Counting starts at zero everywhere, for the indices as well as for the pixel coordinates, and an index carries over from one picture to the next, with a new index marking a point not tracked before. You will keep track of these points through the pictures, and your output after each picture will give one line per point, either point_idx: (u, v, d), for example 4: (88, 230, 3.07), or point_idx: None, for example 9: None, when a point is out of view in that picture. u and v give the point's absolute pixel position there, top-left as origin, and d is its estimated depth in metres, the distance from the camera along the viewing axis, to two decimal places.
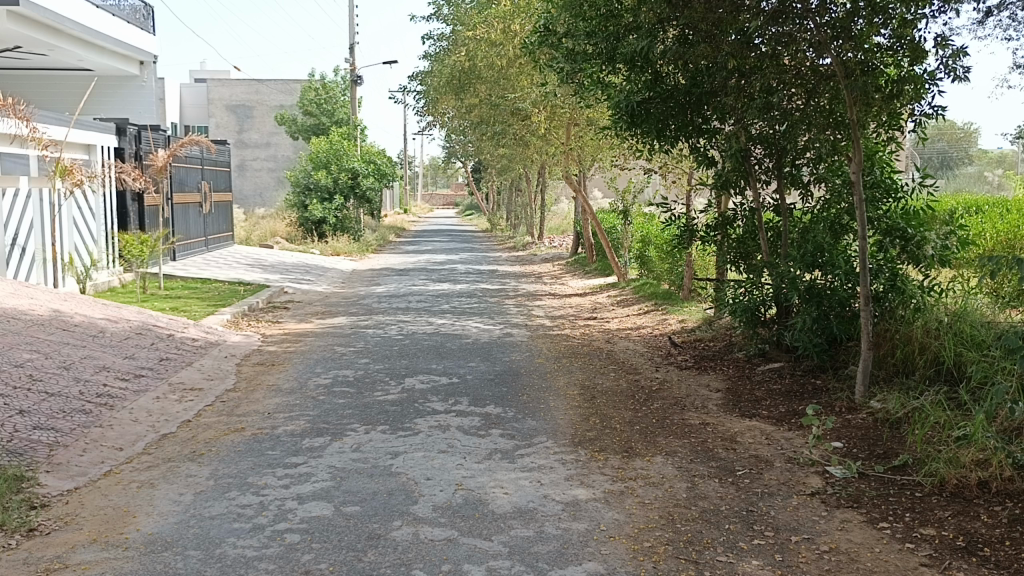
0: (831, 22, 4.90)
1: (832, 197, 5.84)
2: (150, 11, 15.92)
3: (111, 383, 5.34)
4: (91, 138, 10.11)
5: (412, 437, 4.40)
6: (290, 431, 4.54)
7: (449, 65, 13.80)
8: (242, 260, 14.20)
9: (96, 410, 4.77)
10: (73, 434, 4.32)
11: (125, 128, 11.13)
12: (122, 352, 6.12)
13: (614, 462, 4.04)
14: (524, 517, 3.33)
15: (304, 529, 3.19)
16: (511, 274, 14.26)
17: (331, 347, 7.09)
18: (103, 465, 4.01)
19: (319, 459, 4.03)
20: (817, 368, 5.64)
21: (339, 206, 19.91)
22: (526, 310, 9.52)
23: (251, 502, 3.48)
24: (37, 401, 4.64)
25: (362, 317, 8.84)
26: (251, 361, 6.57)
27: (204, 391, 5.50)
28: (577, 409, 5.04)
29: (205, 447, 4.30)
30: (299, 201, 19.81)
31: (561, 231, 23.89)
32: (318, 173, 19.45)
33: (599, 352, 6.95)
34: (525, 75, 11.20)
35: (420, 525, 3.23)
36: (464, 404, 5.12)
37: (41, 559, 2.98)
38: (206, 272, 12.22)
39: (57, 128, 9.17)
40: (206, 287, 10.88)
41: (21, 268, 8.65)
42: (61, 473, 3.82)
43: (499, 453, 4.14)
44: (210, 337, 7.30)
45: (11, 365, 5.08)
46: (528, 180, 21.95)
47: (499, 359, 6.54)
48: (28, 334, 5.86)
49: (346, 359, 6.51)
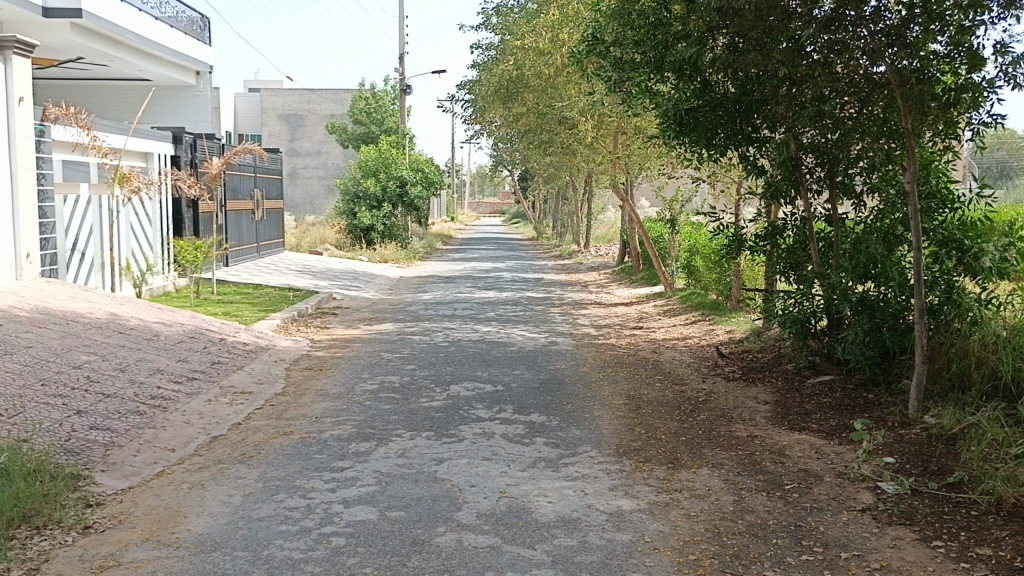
0: (885, 30, 4.77)
1: (885, 208, 5.74)
2: (207, 23, 16.41)
3: (164, 385, 5.46)
4: (149, 145, 10.40)
5: (456, 444, 4.42)
6: (336, 435, 4.60)
7: (497, 74, 13.87)
8: (292, 266, 14.42)
9: (149, 411, 4.89)
10: (127, 435, 4.44)
11: (181, 137, 11.44)
12: (175, 356, 6.26)
13: (659, 473, 4.01)
14: (568, 526, 3.32)
15: (349, 532, 3.22)
16: (557, 282, 14.26)
17: (377, 353, 7.16)
18: (155, 465, 4.11)
19: (364, 464, 4.07)
20: (868, 382, 5.52)
21: (387, 214, 20.15)
22: (572, 319, 9.50)
23: (298, 505, 3.53)
24: (94, 402, 4.77)
25: (409, 324, 8.93)
26: (299, 365, 6.68)
27: (254, 395, 5.61)
28: (621, 419, 5.02)
29: (254, 450, 4.38)
30: (348, 209, 20.12)
31: (608, 240, 23.77)
32: (367, 182, 19.72)
33: (645, 361, 6.90)
34: (573, 83, 11.15)
35: (463, 531, 3.24)
36: (509, 412, 5.13)
37: (96, 557, 3.06)
38: (258, 278, 12.45)
39: (117, 137, 9.47)
40: (257, 292, 11.08)
41: (81, 273, 8.88)
42: (115, 473, 3.92)
43: (544, 462, 4.14)
44: (260, 341, 7.44)
45: (69, 367, 5.24)
46: (575, 188, 21.95)
47: (544, 367, 6.54)
48: (87, 337, 6.03)
49: (392, 365, 6.58)
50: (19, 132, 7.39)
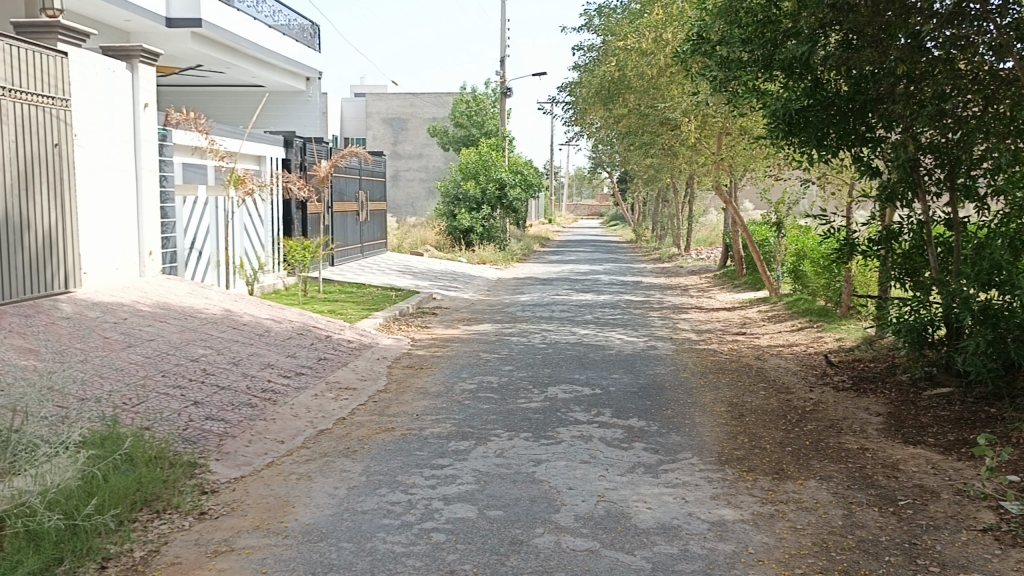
0: (1013, 25, 4.73)
1: (1012, 212, 5.39)
2: (317, 30, 17.07)
3: (274, 379, 5.68)
4: (262, 149, 10.85)
5: (554, 446, 4.42)
6: (436, 433, 4.67)
7: (599, 75, 13.81)
8: (394, 267, 14.75)
9: (260, 404, 5.09)
10: (240, 426, 4.64)
11: (292, 140, 11.86)
12: (284, 351, 6.50)
13: (763, 483, 3.90)
14: (668, 533, 3.27)
15: (449, 529, 3.27)
16: (657, 286, 14.07)
17: (476, 353, 7.25)
18: (265, 456, 4.28)
19: (464, 462, 4.12)
20: (990, 396, 5.22)
21: (487, 216, 20.38)
22: (671, 323, 9.36)
23: (400, 500, 3.60)
24: (210, 394, 5.01)
25: (507, 325, 8.99)
26: (401, 363, 6.82)
27: (358, 391, 5.76)
28: (723, 426, 4.91)
29: (358, 444, 4.50)
30: (448, 210, 20.46)
31: (709, 244, 23.31)
32: (467, 184, 19.98)
33: (748, 368, 6.73)
34: (676, 83, 10.99)
35: (561, 533, 3.24)
36: (607, 415, 5.10)
37: (210, 541, 3.21)
38: (361, 277, 12.79)
39: (233, 141, 9.92)
40: (361, 292, 11.38)
41: (198, 271, 9.28)
42: (229, 462, 4.10)
43: (643, 467, 4.09)
44: (363, 339, 7.64)
45: (187, 360, 5.52)
46: (676, 191, 21.62)
47: (643, 372, 6.47)
48: (203, 332, 6.34)
49: (490, 366, 6.64)
50: (144, 136, 7.84)
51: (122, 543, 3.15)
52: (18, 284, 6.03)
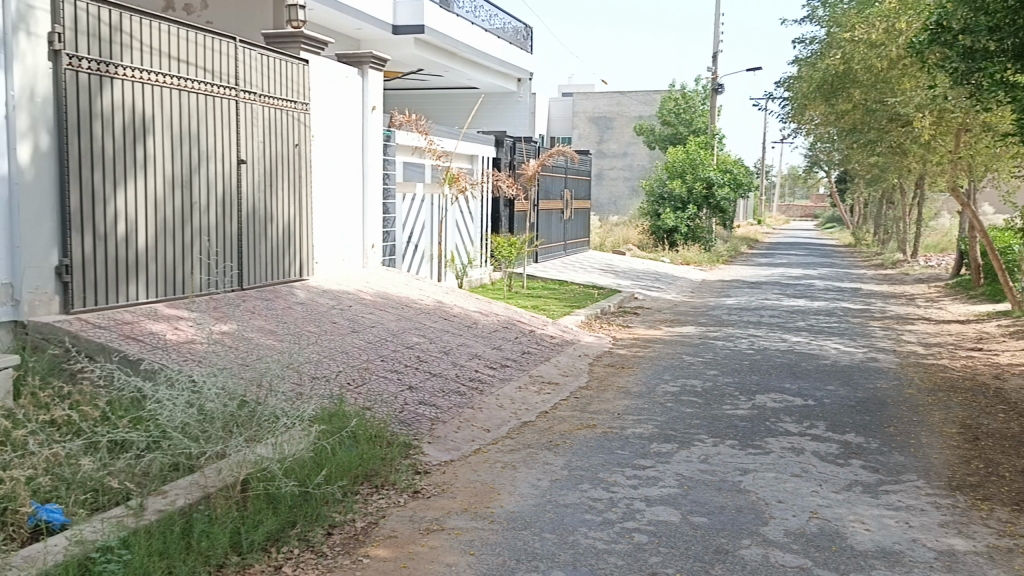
0: None
1: None
2: (530, 33, 17.58)
3: (482, 370, 5.90)
4: (475, 148, 11.31)
5: (763, 456, 4.25)
6: (639, 433, 4.65)
7: (820, 70, 13.10)
8: (597, 265, 14.83)
9: (469, 393, 5.31)
10: (450, 412, 4.86)
11: (503, 140, 12.27)
12: (492, 343, 6.74)
13: (1002, 515, 3.53)
14: (888, 558, 3.05)
15: (651, 531, 3.24)
16: (878, 294, 13.13)
17: (680, 355, 7.12)
18: (473, 443, 4.47)
19: (667, 465, 4.07)
20: None
21: (692, 216, 19.96)
22: (894, 334, 8.70)
23: (602, 496, 3.62)
24: (423, 380, 5.30)
25: (712, 328, 8.76)
26: (603, 362, 6.85)
27: (560, 387, 5.86)
28: (955, 449, 4.49)
29: (560, 438, 4.58)
30: (653, 210, 20.27)
31: (939, 250, 21.41)
32: (673, 183, 19.67)
33: (985, 388, 6.12)
34: (909, 76, 10.18)
35: (769, 547, 3.11)
36: (820, 428, 4.83)
37: (423, 519, 3.41)
38: (565, 274, 12.98)
39: (449, 141, 10.43)
40: (564, 289, 11.55)
41: (414, 264, 9.83)
42: (440, 446, 4.32)
43: (861, 486, 3.84)
44: (566, 335, 7.75)
45: (403, 347, 5.87)
46: (903, 192, 20.04)
47: (861, 385, 6.06)
48: (418, 321, 6.72)
49: (694, 369, 6.50)
50: (371, 136, 8.41)
51: (345, 513, 3.42)
52: (262, 272, 6.69)
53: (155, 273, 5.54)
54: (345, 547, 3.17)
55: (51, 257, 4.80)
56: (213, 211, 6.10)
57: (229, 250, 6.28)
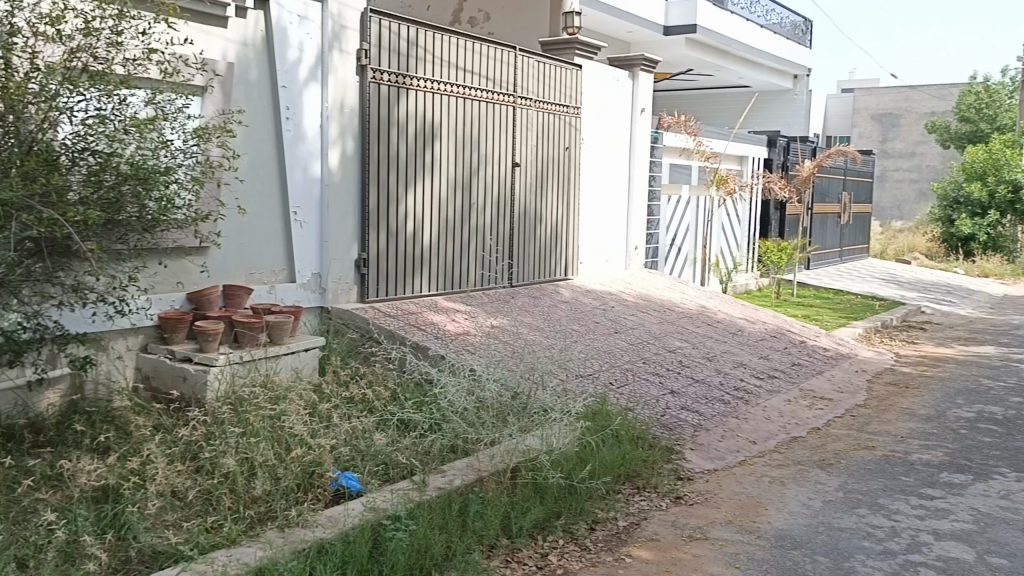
0: None
1: None
2: (809, 27, 16.71)
3: (748, 379, 5.70)
4: (745, 149, 10.99)
5: None
6: (926, 460, 4.24)
7: None
8: (877, 275, 13.73)
9: (733, 401, 5.16)
10: (715, 420, 4.75)
11: (775, 140, 11.80)
12: (759, 352, 6.48)
13: None
14: None
15: (941, 567, 2.95)
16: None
17: (977, 378, 6.39)
18: (738, 454, 4.34)
19: (960, 498, 3.68)
20: None
21: (995, 223, 17.70)
22: None
23: (883, 524, 3.35)
24: (686, 385, 5.22)
25: (1018, 350, 7.76)
26: (883, 380, 6.33)
27: (834, 403, 5.50)
28: None
29: (834, 458, 4.32)
30: (945, 215, 18.36)
31: None
32: (971, 186, 17.67)
33: None
34: None
35: None
36: None
37: (686, 526, 3.39)
38: (840, 283, 12.17)
39: (718, 141, 10.23)
40: (839, 298, 10.84)
41: (676, 266, 9.79)
42: (704, 454, 4.24)
43: None
44: (841, 349, 7.26)
45: (666, 350, 5.83)
46: None
47: None
48: (682, 325, 6.64)
49: (995, 395, 5.80)
50: (639, 138, 8.44)
51: (608, 510, 3.48)
52: (531, 269, 6.98)
53: (437, 268, 6.00)
54: (608, 544, 3.24)
55: (352, 252, 5.37)
56: (489, 212, 6.48)
57: (502, 247, 6.64)
